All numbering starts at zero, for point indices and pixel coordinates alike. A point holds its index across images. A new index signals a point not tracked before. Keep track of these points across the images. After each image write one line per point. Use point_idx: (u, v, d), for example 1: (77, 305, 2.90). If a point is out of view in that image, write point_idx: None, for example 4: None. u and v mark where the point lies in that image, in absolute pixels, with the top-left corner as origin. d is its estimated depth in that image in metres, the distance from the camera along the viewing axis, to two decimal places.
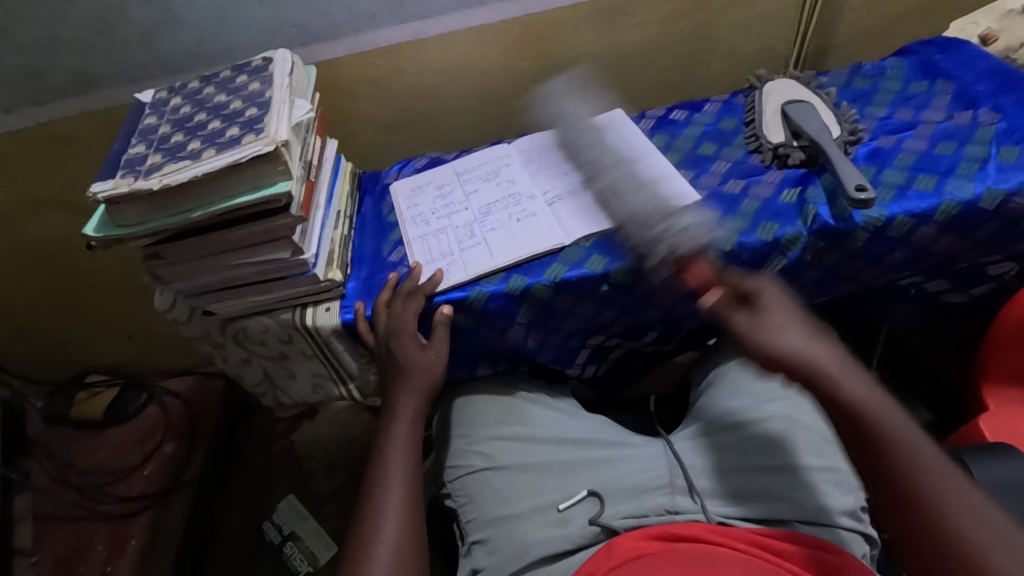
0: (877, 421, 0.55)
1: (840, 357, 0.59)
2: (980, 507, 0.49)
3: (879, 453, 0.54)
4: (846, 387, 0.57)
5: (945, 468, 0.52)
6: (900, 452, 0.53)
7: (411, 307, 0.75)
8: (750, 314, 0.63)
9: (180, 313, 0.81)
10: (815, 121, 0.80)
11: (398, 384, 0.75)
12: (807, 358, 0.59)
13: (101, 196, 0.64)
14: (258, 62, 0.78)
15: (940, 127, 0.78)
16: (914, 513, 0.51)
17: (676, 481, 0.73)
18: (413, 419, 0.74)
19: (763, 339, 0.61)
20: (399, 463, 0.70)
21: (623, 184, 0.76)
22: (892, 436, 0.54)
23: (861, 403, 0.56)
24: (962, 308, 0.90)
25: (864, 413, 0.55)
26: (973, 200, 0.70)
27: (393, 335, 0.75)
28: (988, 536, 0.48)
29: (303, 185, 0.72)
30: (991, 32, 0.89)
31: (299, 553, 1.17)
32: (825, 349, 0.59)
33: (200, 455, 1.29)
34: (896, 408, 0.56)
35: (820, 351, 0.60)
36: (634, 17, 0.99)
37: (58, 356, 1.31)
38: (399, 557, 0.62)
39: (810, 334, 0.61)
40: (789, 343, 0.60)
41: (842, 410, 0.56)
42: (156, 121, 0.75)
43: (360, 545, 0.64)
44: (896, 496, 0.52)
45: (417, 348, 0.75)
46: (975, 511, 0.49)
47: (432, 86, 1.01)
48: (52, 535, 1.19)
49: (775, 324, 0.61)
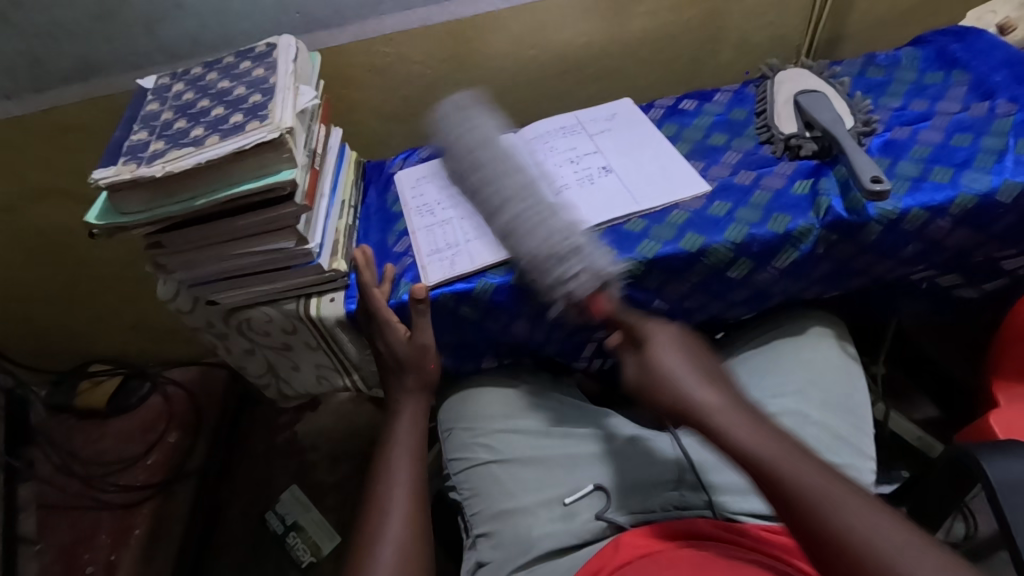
0: (755, 452, 0.55)
1: (719, 395, 0.61)
2: (870, 516, 0.49)
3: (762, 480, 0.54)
4: (720, 424, 0.58)
5: (827, 480, 0.52)
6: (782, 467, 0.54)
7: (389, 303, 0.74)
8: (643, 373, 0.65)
9: (184, 303, 0.80)
10: (829, 112, 0.79)
11: (396, 384, 0.76)
12: (694, 402, 0.60)
13: (103, 182, 0.63)
14: (262, 48, 0.77)
15: (956, 118, 0.77)
16: (811, 529, 0.50)
17: (686, 476, 0.72)
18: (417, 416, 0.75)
19: (666, 373, 0.63)
20: (405, 457, 0.69)
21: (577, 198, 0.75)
22: (770, 461, 0.54)
23: (746, 445, 0.56)
24: (973, 303, 0.89)
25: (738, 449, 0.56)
26: (990, 192, 0.68)
27: (381, 335, 0.75)
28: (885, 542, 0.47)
29: (308, 174, 0.71)
30: (1009, 21, 0.87)
31: (302, 543, 1.17)
32: (708, 390, 0.61)
33: (203, 446, 1.29)
34: (772, 434, 0.57)
35: (706, 399, 0.60)
36: (644, 5, 0.97)
37: (61, 346, 1.31)
38: (406, 550, 0.61)
39: (701, 377, 0.63)
40: (682, 391, 0.61)
41: (735, 452, 0.56)
42: (158, 108, 0.73)
43: (364, 540, 0.63)
44: (790, 510, 0.52)
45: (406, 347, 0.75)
46: (864, 521, 0.49)
47: (438, 74, 0.99)
48: (56, 523, 1.19)
49: (670, 361, 0.64)
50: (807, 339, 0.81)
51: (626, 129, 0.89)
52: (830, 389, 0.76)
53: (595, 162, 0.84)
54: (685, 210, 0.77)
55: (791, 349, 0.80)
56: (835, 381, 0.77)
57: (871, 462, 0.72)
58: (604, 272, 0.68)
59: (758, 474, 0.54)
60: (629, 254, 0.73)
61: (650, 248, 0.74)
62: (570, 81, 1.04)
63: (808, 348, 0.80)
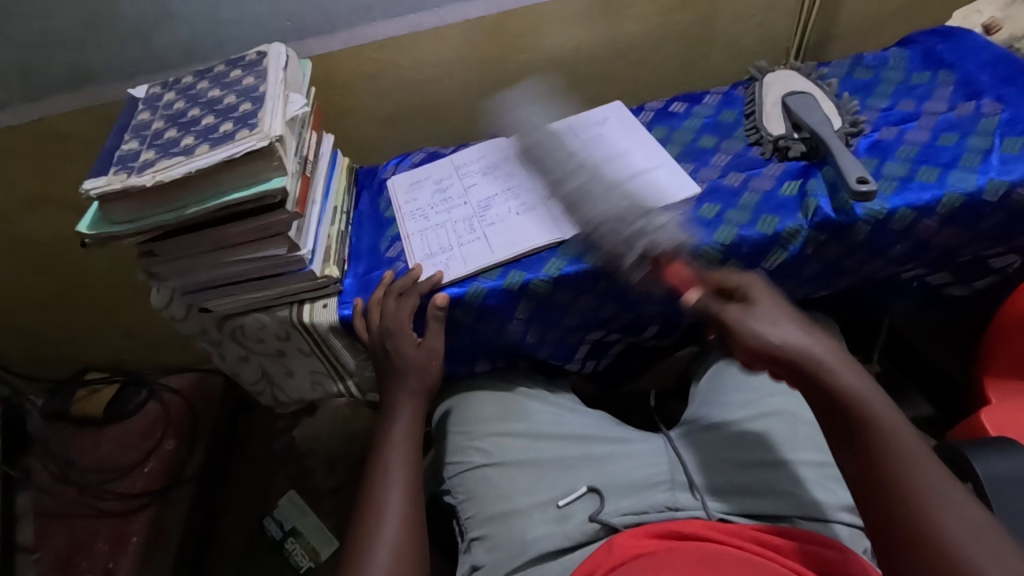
0: (862, 412, 0.52)
1: (835, 350, 0.56)
2: (954, 502, 0.47)
3: (861, 443, 0.51)
4: (839, 381, 0.53)
5: (924, 458, 0.49)
6: (885, 440, 0.50)
7: (406, 306, 0.74)
8: (740, 307, 0.61)
9: (178, 310, 0.81)
10: (817, 113, 0.79)
11: (395, 384, 0.75)
12: (796, 348, 0.56)
13: (94, 193, 0.63)
14: (252, 57, 0.78)
15: (943, 118, 0.77)
16: (892, 499, 0.48)
17: (677, 477, 0.73)
18: (412, 418, 0.74)
19: (755, 328, 0.58)
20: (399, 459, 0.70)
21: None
22: (874, 426, 0.51)
23: (856, 393, 0.53)
24: (963, 302, 0.90)
25: (842, 408, 0.53)
26: (976, 191, 0.69)
27: (389, 334, 0.74)
28: (961, 531, 0.45)
29: (299, 181, 0.72)
30: (994, 20, 0.87)
31: (300, 549, 1.17)
32: (817, 341, 0.56)
33: (201, 452, 1.29)
34: (888, 402, 0.53)
35: (807, 340, 0.57)
36: (633, 9, 0.98)
37: (57, 354, 1.31)
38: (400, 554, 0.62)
39: (806, 327, 0.58)
40: (779, 334, 0.57)
41: (838, 410, 0.53)
42: (149, 117, 0.74)
43: (358, 542, 0.63)
44: (877, 479, 0.50)
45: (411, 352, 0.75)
46: (948, 506, 0.47)
47: (430, 80, 1.00)
48: (53, 532, 1.19)
49: (767, 313, 0.59)
50: None
51: (617, 134, 0.89)
52: None
53: None
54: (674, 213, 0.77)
55: None
56: None
57: None
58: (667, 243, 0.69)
59: (851, 421, 0.52)
60: None
61: None
62: (561, 85, 1.05)
63: None
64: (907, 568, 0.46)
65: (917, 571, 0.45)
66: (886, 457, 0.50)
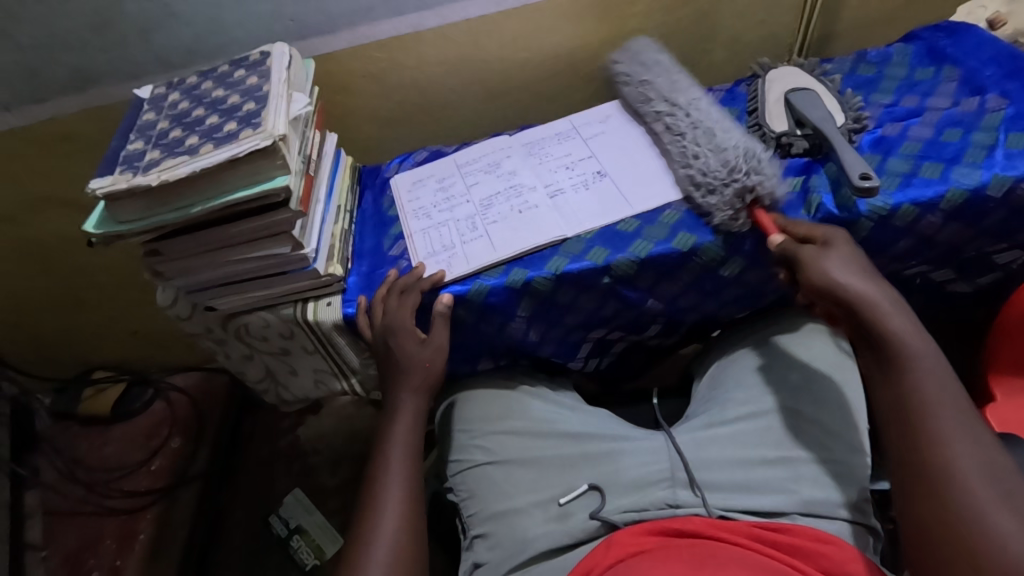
0: (902, 349, 0.59)
1: (892, 298, 0.62)
2: (974, 435, 0.53)
3: (898, 374, 0.58)
4: (887, 324, 0.60)
5: (958, 396, 0.56)
6: (919, 377, 0.57)
7: (408, 304, 0.74)
8: (818, 250, 0.67)
9: (183, 309, 0.81)
10: (819, 110, 0.79)
11: (399, 380, 0.75)
12: (852, 293, 0.63)
13: (99, 192, 0.64)
14: (256, 56, 0.78)
15: (947, 114, 0.77)
16: (917, 424, 0.55)
17: (678, 474, 0.72)
18: (415, 417, 0.74)
19: (824, 269, 0.65)
20: (399, 456, 0.70)
21: (696, 145, 0.77)
22: (911, 362, 0.58)
23: (904, 339, 0.59)
24: (967, 298, 0.89)
25: (886, 343, 0.60)
26: (980, 187, 0.68)
27: (390, 330, 0.74)
28: (973, 462, 0.51)
29: (303, 180, 0.72)
30: (998, 16, 0.87)
31: (306, 546, 1.18)
32: (876, 288, 0.63)
33: (207, 451, 1.30)
34: (933, 349, 0.59)
35: (866, 287, 0.63)
36: (636, 6, 0.98)
37: (64, 353, 1.32)
38: (399, 551, 0.62)
39: (864, 275, 0.64)
40: (845, 277, 0.64)
41: (884, 342, 0.60)
42: (154, 117, 0.74)
43: (358, 539, 0.64)
44: (909, 408, 0.56)
45: (411, 348, 0.75)
46: (968, 436, 0.53)
47: (432, 78, 1.00)
48: (61, 530, 1.20)
49: (837, 260, 0.65)
50: (798, 335, 0.82)
51: (619, 131, 0.89)
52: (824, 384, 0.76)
53: (589, 166, 0.84)
54: (677, 210, 0.77)
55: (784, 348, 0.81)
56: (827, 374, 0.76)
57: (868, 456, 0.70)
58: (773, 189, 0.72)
59: (891, 356, 0.59)
60: (622, 254, 0.74)
61: (643, 247, 0.74)
62: (563, 83, 1.05)
63: (799, 345, 0.80)
64: (910, 480, 0.54)
65: (913, 482, 0.53)
66: (916, 390, 0.57)
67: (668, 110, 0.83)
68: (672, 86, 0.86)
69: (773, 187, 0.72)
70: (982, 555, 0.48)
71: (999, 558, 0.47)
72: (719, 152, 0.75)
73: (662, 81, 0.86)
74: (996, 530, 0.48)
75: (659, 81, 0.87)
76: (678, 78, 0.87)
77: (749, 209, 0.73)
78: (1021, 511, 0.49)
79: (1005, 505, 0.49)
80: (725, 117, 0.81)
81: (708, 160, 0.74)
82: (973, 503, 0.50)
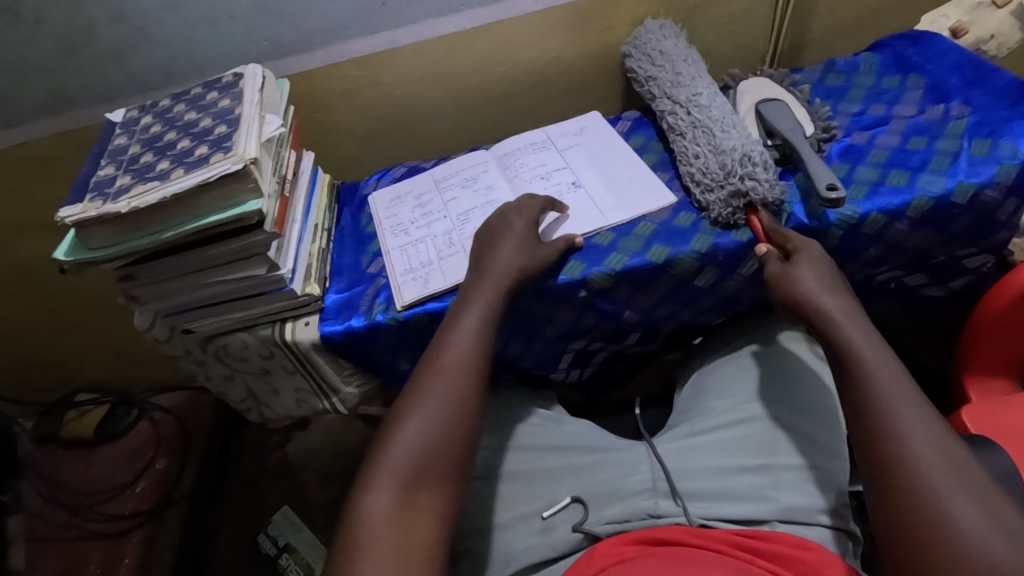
0: (854, 355, 0.60)
1: (853, 309, 0.64)
2: (932, 430, 0.53)
3: (851, 380, 0.59)
4: (846, 334, 0.61)
5: (911, 394, 0.56)
6: (874, 379, 0.57)
7: (533, 205, 0.76)
8: (782, 264, 0.69)
9: (160, 332, 0.81)
10: (788, 120, 0.80)
11: (501, 252, 0.71)
12: (816, 307, 0.64)
13: (70, 220, 0.64)
14: (229, 78, 0.78)
15: (913, 122, 0.78)
16: (873, 425, 0.55)
17: (659, 484, 0.73)
18: (500, 295, 0.69)
19: (792, 278, 0.67)
20: (469, 331, 0.66)
21: (696, 145, 0.81)
22: (863, 365, 0.59)
23: (853, 345, 0.60)
24: (943, 302, 0.90)
25: (841, 352, 0.61)
26: (945, 194, 0.70)
27: (515, 211, 0.76)
28: (932, 457, 0.52)
29: (277, 201, 0.72)
30: (961, 24, 0.89)
31: (295, 566, 1.14)
32: (833, 299, 0.64)
33: (192, 472, 1.29)
34: (891, 355, 0.59)
35: (824, 298, 0.64)
36: (609, 20, 0.99)
37: (46, 376, 1.31)
38: (446, 420, 0.60)
39: (828, 287, 0.65)
40: (806, 286, 0.66)
41: (840, 352, 0.61)
42: (126, 141, 0.74)
43: (409, 397, 0.62)
44: (864, 411, 0.57)
45: (534, 229, 0.74)
46: (927, 432, 0.53)
47: (409, 95, 1.00)
48: (45, 556, 1.18)
49: (804, 270, 0.67)
50: (777, 344, 0.82)
51: (595, 143, 0.90)
52: (804, 394, 0.76)
53: (564, 178, 0.85)
54: (652, 222, 0.79)
55: (764, 358, 0.81)
56: (805, 383, 0.77)
57: (845, 462, 0.71)
58: (769, 195, 0.73)
59: (846, 363, 0.60)
60: (598, 267, 0.75)
61: (618, 260, 0.75)
62: (539, 96, 1.05)
63: (777, 354, 0.81)
64: (874, 481, 0.54)
65: (879, 481, 0.53)
66: (870, 392, 0.57)
67: (671, 108, 0.86)
68: (676, 81, 0.88)
69: (772, 194, 0.73)
70: (946, 547, 0.48)
71: (962, 550, 0.47)
72: (712, 160, 0.77)
73: (667, 77, 0.89)
74: (956, 519, 0.48)
75: (664, 78, 0.90)
76: (683, 72, 0.89)
77: (746, 211, 0.75)
78: (981, 502, 0.49)
79: (967, 498, 0.49)
80: (728, 113, 0.83)
81: (707, 162, 0.78)
82: (934, 498, 0.50)
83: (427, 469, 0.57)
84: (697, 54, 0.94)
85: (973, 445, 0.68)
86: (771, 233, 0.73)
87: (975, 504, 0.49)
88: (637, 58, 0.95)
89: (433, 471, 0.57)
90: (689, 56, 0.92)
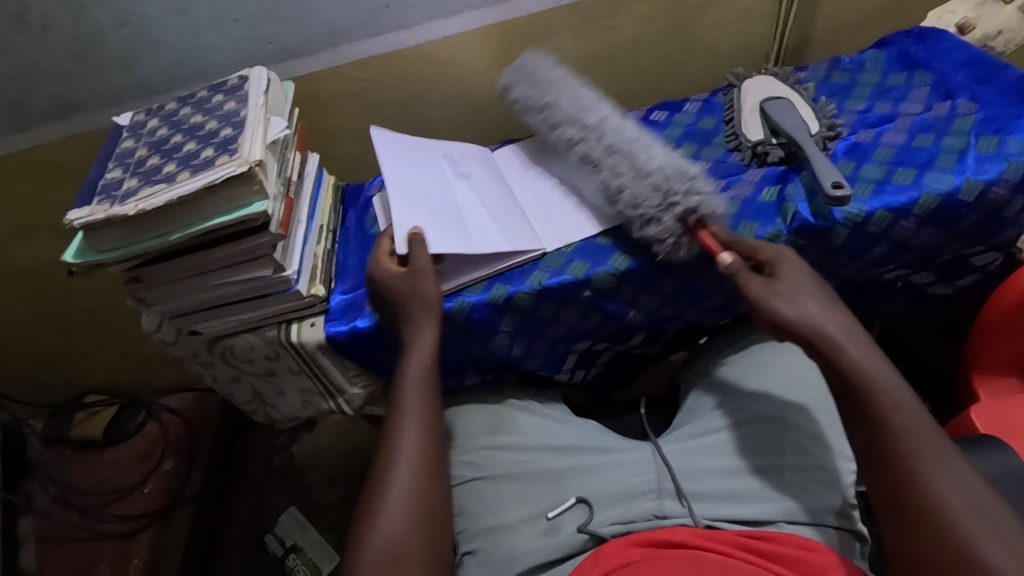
0: (872, 384, 0.59)
1: (857, 331, 0.63)
2: (957, 469, 0.54)
3: (867, 411, 0.58)
4: (852, 359, 0.60)
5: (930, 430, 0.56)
6: (895, 416, 0.57)
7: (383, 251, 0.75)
8: (764, 282, 0.66)
9: (168, 333, 0.81)
10: (793, 118, 0.80)
11: (408, 313, 0.72)
12: (819, 330, 0.62)
13: (77, 223, 0.64)
14: (234, 81, 0.78)
15: (919, 119, 0.78)
16: (897, 462, 0.55)
17: (665, 485, 0.73)
18: (436, 332, 0.72)
19: (769, 307, 0.64)
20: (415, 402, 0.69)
21: (611, 170, 0.76)
22: (885, 398, 0.58)
23: (866, 371, 0.59)
24: (951, 301, 0.90)
25: (850, 382, 0.60)
26: (952, 191, 0.69)
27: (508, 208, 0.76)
28: (959, 500, 0.52)
29: (283, 202, 0.73)
30: (967, 20, 0.89)
31: (302, 566, 1.18)
32: (837, 323, 0.63)
33: (200, 472, 1.29)
34: (901, 382, 0.59)
35: (827, 323, 0.63)
36: (612, 19, 0.99)
37: (55, 378, 1.32)
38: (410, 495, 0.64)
39: (824, 304, 0.64)
40: (798, 311, 0.64)
41: (845, 377, 0.60)
42: (132, 145, 0.75)
43: (378, 480, 0.66)
44: (886, 448, 0.56)
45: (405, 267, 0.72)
46: (952, 472, 0.53)
47: (413, 96, 1.01)
48: (53, 558, 1.19)
49: (787, 293, 0.65)
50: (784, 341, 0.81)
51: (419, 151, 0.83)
52: (807, 392, 0.75)
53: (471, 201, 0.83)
54: None
55: (770, 354, 0.80)
56: (810, 383, 0.76)
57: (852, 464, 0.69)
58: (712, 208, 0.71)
59: (859, 390, 0.59)
60: (601, 267, 0.75)
61: (622, 260, 0.75)
62: None
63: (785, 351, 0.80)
64: (898, 523, 0.54)
65: (906, 523, 0.54)
66: (892, 429, 0.56)
67: (575, 135, 0.81)
68: (576, 105, 0.84)
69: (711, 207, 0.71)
70: None
71: None
72: (638, 186, 0.73)
73: (565, 101, 0.84)
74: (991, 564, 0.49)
75: (563, 103, 0.84)
76: (580, 97, 0.85)
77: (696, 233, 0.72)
78: (1009, 541, 0.50)
79: (999, 542, 0.50)
80: (636, 134, 0.78)
81: (634, 187, 0.73)
82: (968, 541, 0.50)
83: (397, 550, 0.61)
84: (575, 79, 0.89)
85: (982, 444, 0.67)
86: (733, 248, 0.70)
87: (1008, 549, 0.49)
88: (520, 88, 0.89)
89: (401, 555, 0.61)
90: (574, 83, 0.87)
